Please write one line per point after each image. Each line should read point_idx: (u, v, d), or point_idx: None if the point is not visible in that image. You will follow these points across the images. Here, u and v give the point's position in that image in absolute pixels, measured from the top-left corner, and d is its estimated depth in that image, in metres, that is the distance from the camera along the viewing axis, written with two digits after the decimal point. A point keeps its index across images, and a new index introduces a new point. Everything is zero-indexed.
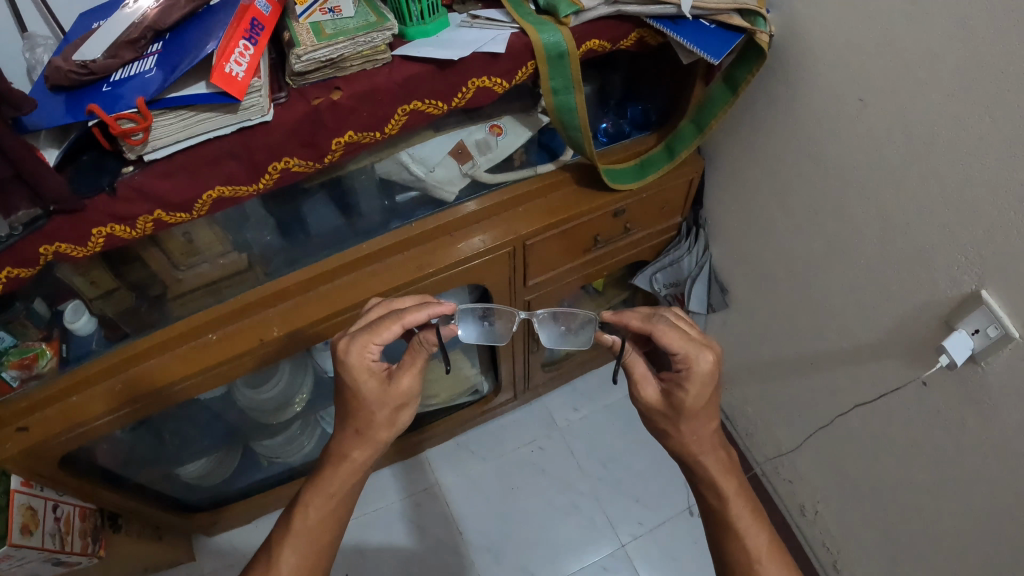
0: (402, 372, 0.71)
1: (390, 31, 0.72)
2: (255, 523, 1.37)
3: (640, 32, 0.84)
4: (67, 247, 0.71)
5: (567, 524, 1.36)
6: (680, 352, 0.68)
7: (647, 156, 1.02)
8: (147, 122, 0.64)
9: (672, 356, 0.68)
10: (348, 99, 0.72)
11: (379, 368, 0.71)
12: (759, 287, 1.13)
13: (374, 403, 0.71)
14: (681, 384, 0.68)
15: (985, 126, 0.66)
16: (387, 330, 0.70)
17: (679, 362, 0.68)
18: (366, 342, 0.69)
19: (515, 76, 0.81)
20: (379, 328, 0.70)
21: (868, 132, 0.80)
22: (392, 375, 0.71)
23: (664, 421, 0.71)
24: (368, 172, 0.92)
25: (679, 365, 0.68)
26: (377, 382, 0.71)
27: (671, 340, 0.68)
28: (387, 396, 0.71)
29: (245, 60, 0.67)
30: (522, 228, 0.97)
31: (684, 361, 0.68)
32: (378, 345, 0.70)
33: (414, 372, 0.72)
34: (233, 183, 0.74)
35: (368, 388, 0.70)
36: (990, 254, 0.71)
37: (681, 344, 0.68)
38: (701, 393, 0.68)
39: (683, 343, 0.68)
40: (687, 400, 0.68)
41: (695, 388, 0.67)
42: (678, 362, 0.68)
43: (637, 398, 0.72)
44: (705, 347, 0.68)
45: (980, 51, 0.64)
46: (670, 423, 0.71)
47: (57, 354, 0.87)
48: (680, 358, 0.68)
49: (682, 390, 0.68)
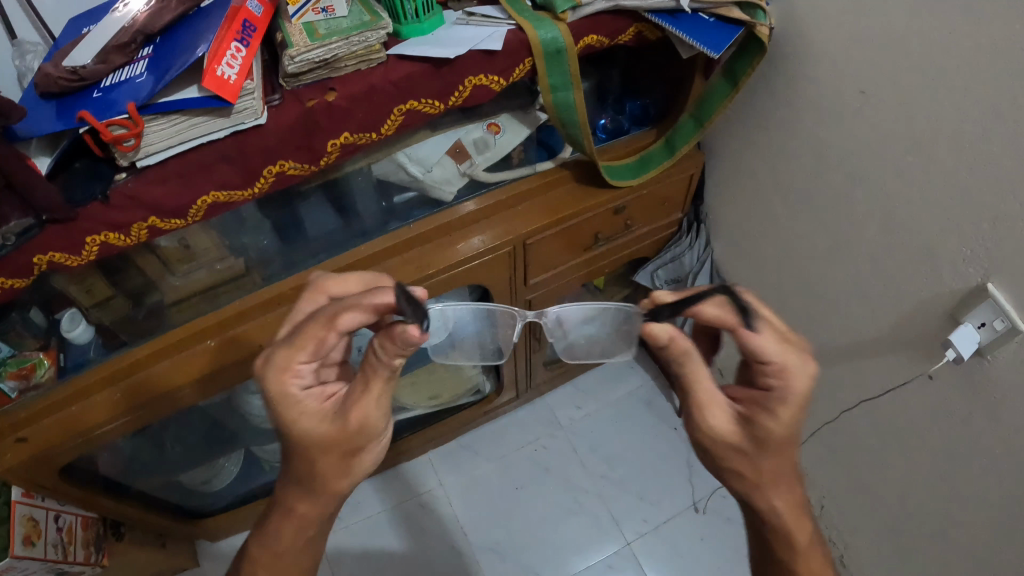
0: (351, 403, 0.55)
1: (384, 31, 0.71)
2: None
3: (638, 27, 0.83)
4: (61, 256, 0.70)
5: (573, 522, 1.35)
6: (777, 365, 0.51)
7: (647, 151, 1.01)
8: (139, 128, 0.63)
9: (762, 365, 0.52)
10: (344, 101, 0.71)
11: (318, 397, 0.56)
12: (761, 282, 1.12)
13: (316, 448, 0.56)
14: (769, 408, 0.53)
15: (989, 116, 0.65)
16: (313, 342, 0.53)
17: (770, 377, 0.52)
18: (287, 361, 0.53)
19: (512, 74, 0.80)
20: (302, 340, 0.53)
21: (869, 125, 0.79)
22: (340, 400, 0.57)
23: (735, 455, 0.56)
24: (365, 173, 0.90)
25: (772, 381, 0.52)
26: (316, 418, 0.55)
27: (765, 344, 0.52)
28: (331, 434, 0.56)
29: (237, 62, 0.66)
30: (523, 227, 0.96)
31: (779, 374, 0.52)
32: (305, 363, 0.54)
33: (369, 401, 0.55)
34: (228, 188, 0.73)
35: (305, 426, 0.55)
36: (996, 246, 0.70)
37: (781, 353, 0.51)
38: (794, 421, 0.53)
39: (782, 350, 0.51)
40: (775, 430, 0.53)
41: (789, 413, 0.52)
42: (767, 374, 0.52)
43: (697, 421, 0.57)
44: (806, 355, 0.52)
45: (983, 41, 0.63)
46: (744, 458, 0.56)
47: (55, 363, 0.88)
48: (773, 370, 0.52)
49: (771, 415, 0.53)
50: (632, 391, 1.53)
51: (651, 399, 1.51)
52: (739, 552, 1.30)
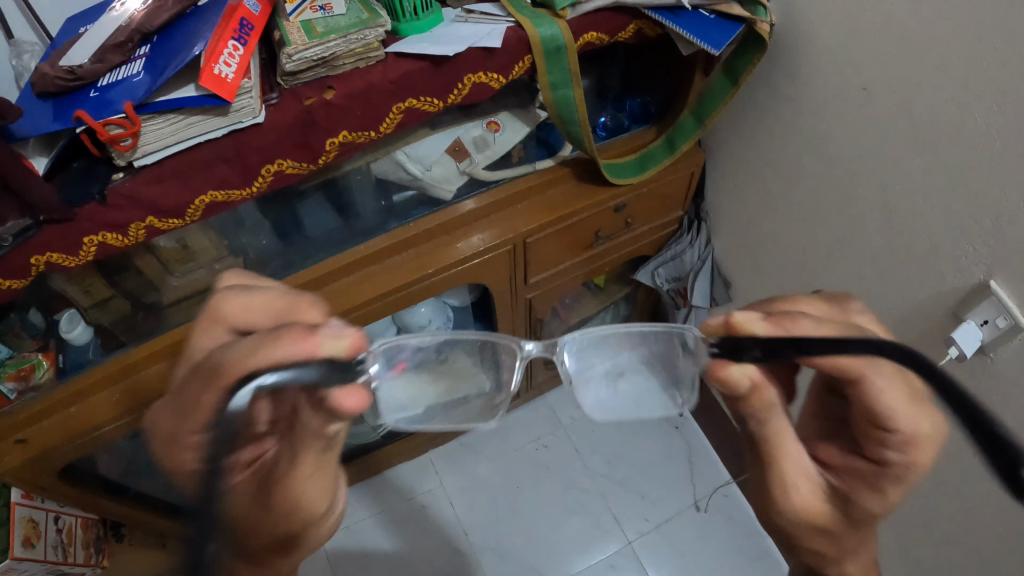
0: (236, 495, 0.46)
1: (382, 29, 0.70)
2: None
3: (638, 24, 0.82)
4: (58, 257, 0.69)
5: (574, 521, 1.35)
6: (906, 437, 0.45)
7: (647, 149, 1.00)
8: (136, 128, 0.63)
9: (882, 434, 0.46)
10: (342, 99, 0.71)
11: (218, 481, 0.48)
12: (763, 281, 1.11)
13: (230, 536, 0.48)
14: (878, 485, 0.47)
15: (993, 112, 0.64)
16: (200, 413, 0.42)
17: (890, 450, 0.46)
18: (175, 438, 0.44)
19: (512, 71, 0.79)
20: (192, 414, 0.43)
21: (872, 122, 0.78)
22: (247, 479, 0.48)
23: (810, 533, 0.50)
24: (363, 172, 0.90)
25: (891, 455, 0.46)
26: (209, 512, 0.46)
27: (895, 413, 0.45)
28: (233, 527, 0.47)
29: (234, 61, 0.66)
30: (523, 225, 0.96)
31: (902, 448, 0.45)
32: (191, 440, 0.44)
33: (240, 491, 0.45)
34: (226, 187, 0.72)
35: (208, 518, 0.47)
36: (999, 243, 0.69)
37: (911, 423, 0.45)
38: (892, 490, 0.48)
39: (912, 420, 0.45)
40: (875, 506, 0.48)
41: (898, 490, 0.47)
42: (885, 445, 0.46)
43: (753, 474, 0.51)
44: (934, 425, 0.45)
45: (986, 35, 0.62)
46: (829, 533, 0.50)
47: (54, 364, 0.87)
48: (896, 444, 0.45)
49: (878, 493, 0.47)
50: None
51: None
52: (741, 550, 1.30)
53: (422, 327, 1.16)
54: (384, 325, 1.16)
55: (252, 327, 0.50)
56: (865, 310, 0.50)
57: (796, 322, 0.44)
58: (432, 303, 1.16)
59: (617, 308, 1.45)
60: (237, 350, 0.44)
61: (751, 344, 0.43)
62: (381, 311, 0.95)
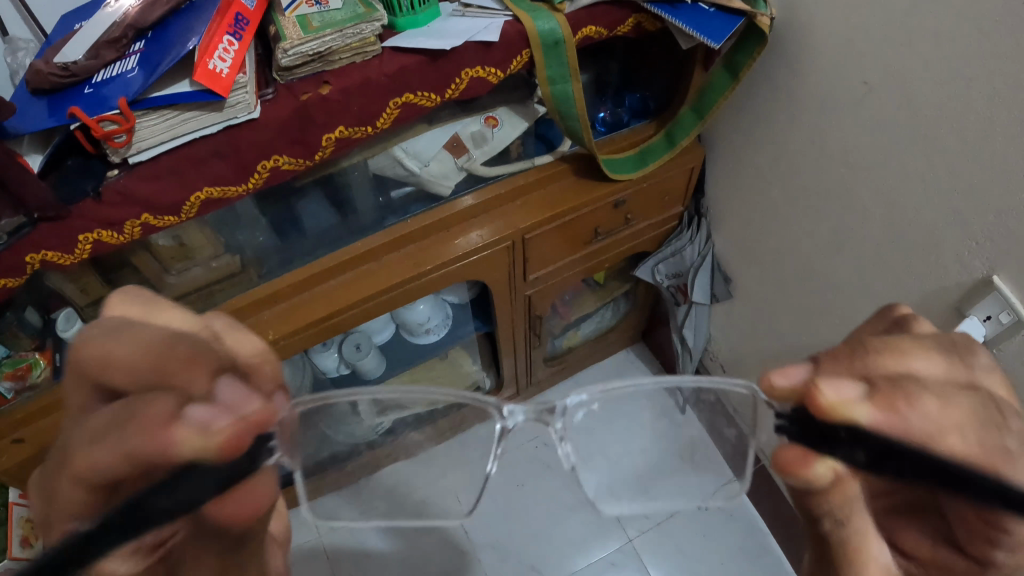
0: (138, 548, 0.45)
1: (379, 23, 0.70)
2: None
3: (637, 18, 0.82)
4: (54, 255, 0.69)
5: (574, 520, 1.34)
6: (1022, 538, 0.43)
7: (646, 144, 0.99)
8: (130, 124, 0.62)
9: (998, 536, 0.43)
10: (338, 94, 0.70)
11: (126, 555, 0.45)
12: (764, 277, 1.10)
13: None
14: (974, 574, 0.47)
15: (994, 107, 0.64)
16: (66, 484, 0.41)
17: (999, 550, 0.44)
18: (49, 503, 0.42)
19: (510, 66, 0.79)
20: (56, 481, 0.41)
21: (872, 116, 0.78)
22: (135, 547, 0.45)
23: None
24: (361, 168, 0.89)
25: (999, 555, 0.44)
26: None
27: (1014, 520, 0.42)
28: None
29: (229, 56, 0.65)
30: (521, 221, 0.95)
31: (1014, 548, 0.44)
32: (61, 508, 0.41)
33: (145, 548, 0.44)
34: (222, 183, 0.71)
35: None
36: (1001, 239, 0.69)
37: None
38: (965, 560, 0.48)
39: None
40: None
41: None
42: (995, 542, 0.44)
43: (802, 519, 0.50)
44: None
45: (987, 29, 0.62)
46: None
47: (51, 364, 0.85)
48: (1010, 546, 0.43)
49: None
50: None
51: None
52: (743, 547, 1.30)
53: (421, 323, 1.16)
54: (383, 323, 1.17)
55: (118, 387, 0.44)
56: (990, 366, 0.45)
57: (912, 405, 0.42)
58: (431, 300, 1.16)
59: (617, 306, 1.46)
60: (85, 433, 0.40)
61: (846, 440, 0.42)
62: (379, 308, 0.95)
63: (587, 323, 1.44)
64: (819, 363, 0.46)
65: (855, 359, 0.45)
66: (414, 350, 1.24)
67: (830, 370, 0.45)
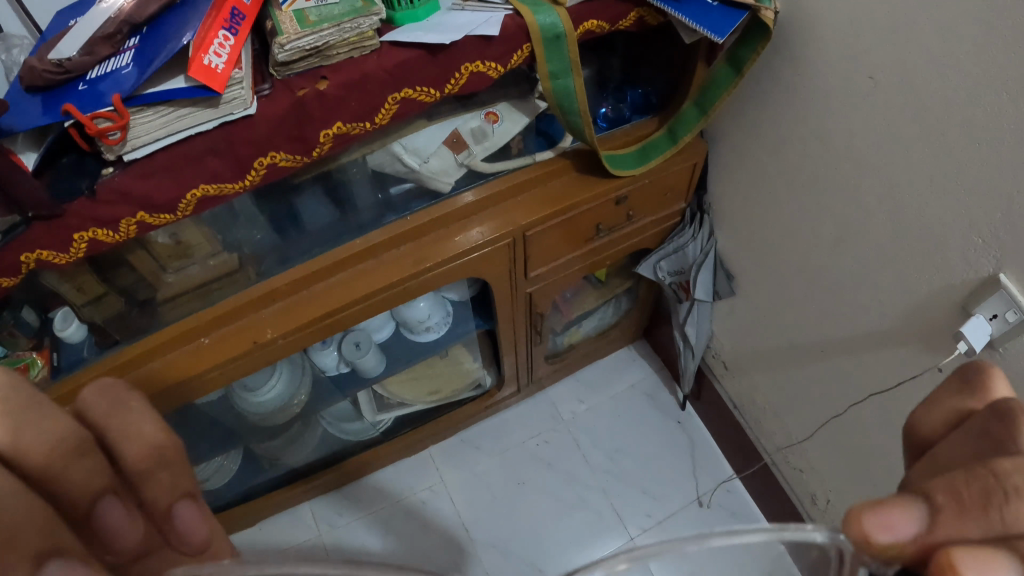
0: None
1: (377, 17, 0.69)
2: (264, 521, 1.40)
3: (639, 11, 0.81)
4: (48, 253, 0.68)
5: (576, 517, 1.38)
6: None
7: (649, 140, 0.98)
8: (125, 120, 0.61)
9: None
10: (336, 90, 0.69)
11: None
12: (767, 273, 1.09)
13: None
14: None
15: (1003, 103, 0.63)
16: None
17: None
18: None
19: (510, 60, 0.78)
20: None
21: (879, 111, 0.77)
22: None
23: None
24: (360, 164, 0.88)
25: None
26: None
27: None
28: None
29: (224, 51, 0.64)
30: (523, 218, 0.94)
31: None
32: None
33: None
34: (218, 180, 0.70)
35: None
36: (1009, 236, 0.68)
37: None
38: None
39: None
40: None
41: None
42: None
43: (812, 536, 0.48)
44: None
45: (994, 22, 0.61)
46: None
47: (49, 362, 0.86)
48: None
49: None
50: (636, 383, 1.55)
51: (653, 392, 1.54)
52: None
53: (421, 321, 1.16)
54: (383, 321, 1.16)
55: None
56: None
57: None
58: (431, 298, 1.15)
59: (618, 303, 1.45)
60: None
61: None
62: (378, 306, 0.94)
63: (590, 320, 1.43)
64: (938, 510, 0.31)
65: (990, 509, 0.30)
66: (415, 350, 1.22)
67: (959, 526, 0.31)
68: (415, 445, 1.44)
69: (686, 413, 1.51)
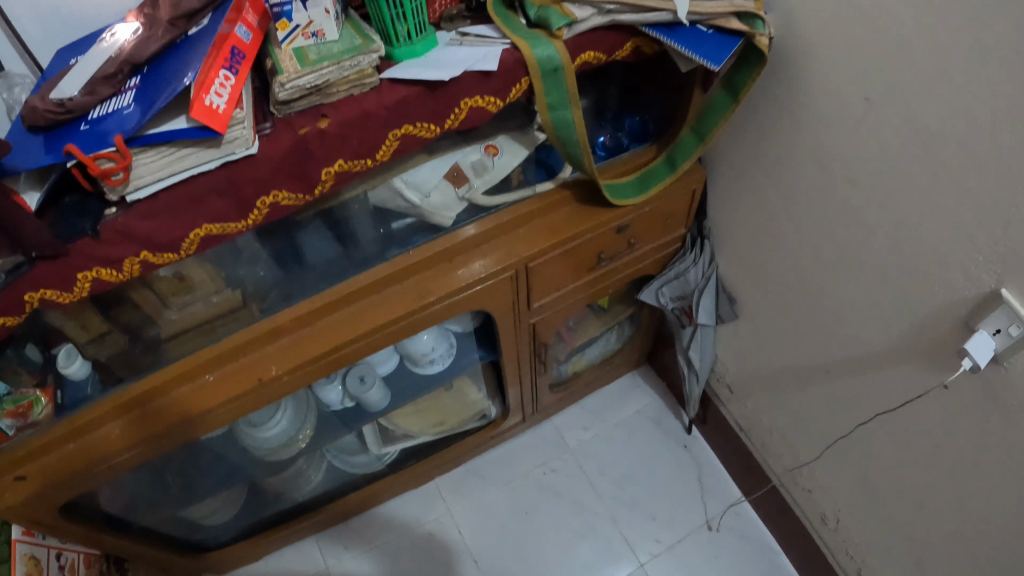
0: None
1: (376, 54, 0.69)
2: (273, 555, 1.41)
3: (636, 41, 0.81)
4: (52, 293, 0.69)
5: (585, 545, 1.38)
6: None
7: (649, 167, 0.98)
8: (127, 161, 0.63)
9: None
10: (336, 127, 0.70)
11: None
12: (771, 297, 1.09)
13: None
14: None
15: (999, 120, 0.63)
16: None
17: None
18: None
19: (509, 94, 0.78)
20: None
21: (876, 133, 0.77)
22: None
23: None
24: (361, 202, 0.88)
25: None
26: None
27: None
28: None
29: (225, 91, 0.65)
30: (526, 250, 0.95)
31: None
32: None
33: None
34: (221, 220, 0.71)
35: None
36: (1010, 253, 0.68)
37: None
38: None
39: None
40: None
41: None
42: None
43: None
44: None
45: (982, 32, 0.62)
46: None
47: (52, 401, 0.88)
48: None
49: None
50: (641, 409, 1.54)
51: (659, 417, 1.53)
52: (754, 567, 1.33)
53: (424, 354, 1.15)
54: (387, 354, 1.15)
55: None
56: None
57: None
58: (435, 330, 1.15)
59: (621, 329, 1.44)
60: None
61: None
62: (381, 340, 0.94)
63: (593, 347, 1.43)
64: None
65: None
66: (419, 384, 1.22)
67: None
68: (421, 477, 1.43)
69: (692, 437, 1.50)
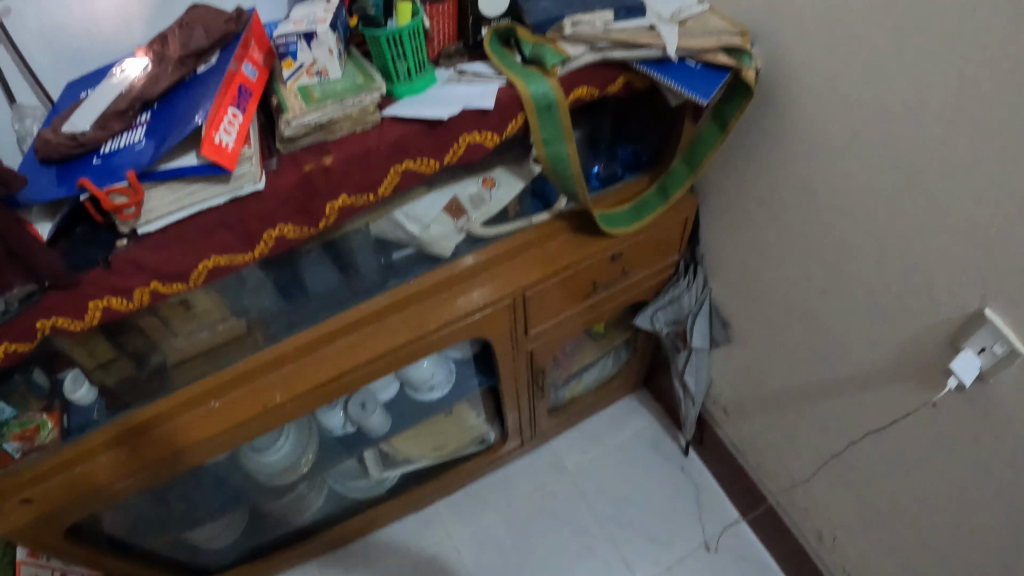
0: None
1: (378, 93, 0.72)
2: None
3: (627, 76, 0.84)
4: (64, 320, 0.70)
5: (584, 566, 1.39)
6: None
7: (642, 198, 1.02)
8: (139, 196, 0.65)
9: None
10: (340, 163, 0.72)
11: None
12: (764, 321, 1.11)
13: None
14: None
15: (978, 147, 0.66)
16: None
17: None
18: None
19: (506, 129, 0.80)
20: None
21: (860, 161, 0.80)
22: None
23: None
24: (363, 233, 0.90)
25: None
26: None
27: None
28: None
29: (234, 128, 0.68)
30: (522, 279, 0.98)
31: None
32: None
33: None
34: (229, 251, 0.73)
35: None
36: (993, 274, 0.70)
37: None
38: None
39: None
40: None
41: None
42: None
43: None
44: None
45: (961, 65, 0.65)
46: None
47: (59, 425, 0.89)
48: None
49: None
50: (638, 432, 1.56)
51: (656, 440, 1.55)
52: None
53: (425, 380, 1.18)
54: (388, 380, 1.17)
55: None
56: None
57: None
58: (435, 357, 1.17)
59: (617, 354, 1.47)
60: None
61: None
62: (382, 368, 0.96)
63: (590, 371, 1.45)
64: None
65: None
66: (419, 409, 1.24)
67: None
68: (421, 501, 1.45)
69: (689, 459, 1.52)
